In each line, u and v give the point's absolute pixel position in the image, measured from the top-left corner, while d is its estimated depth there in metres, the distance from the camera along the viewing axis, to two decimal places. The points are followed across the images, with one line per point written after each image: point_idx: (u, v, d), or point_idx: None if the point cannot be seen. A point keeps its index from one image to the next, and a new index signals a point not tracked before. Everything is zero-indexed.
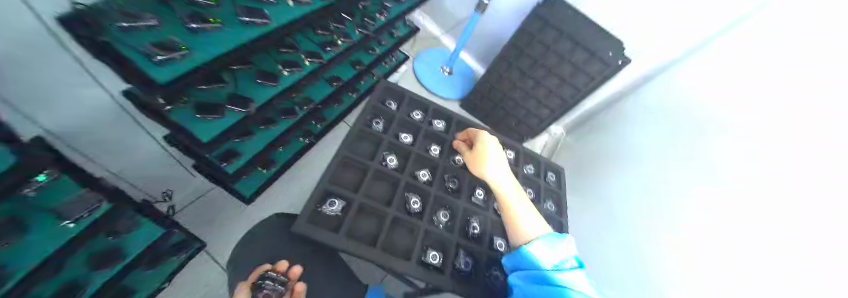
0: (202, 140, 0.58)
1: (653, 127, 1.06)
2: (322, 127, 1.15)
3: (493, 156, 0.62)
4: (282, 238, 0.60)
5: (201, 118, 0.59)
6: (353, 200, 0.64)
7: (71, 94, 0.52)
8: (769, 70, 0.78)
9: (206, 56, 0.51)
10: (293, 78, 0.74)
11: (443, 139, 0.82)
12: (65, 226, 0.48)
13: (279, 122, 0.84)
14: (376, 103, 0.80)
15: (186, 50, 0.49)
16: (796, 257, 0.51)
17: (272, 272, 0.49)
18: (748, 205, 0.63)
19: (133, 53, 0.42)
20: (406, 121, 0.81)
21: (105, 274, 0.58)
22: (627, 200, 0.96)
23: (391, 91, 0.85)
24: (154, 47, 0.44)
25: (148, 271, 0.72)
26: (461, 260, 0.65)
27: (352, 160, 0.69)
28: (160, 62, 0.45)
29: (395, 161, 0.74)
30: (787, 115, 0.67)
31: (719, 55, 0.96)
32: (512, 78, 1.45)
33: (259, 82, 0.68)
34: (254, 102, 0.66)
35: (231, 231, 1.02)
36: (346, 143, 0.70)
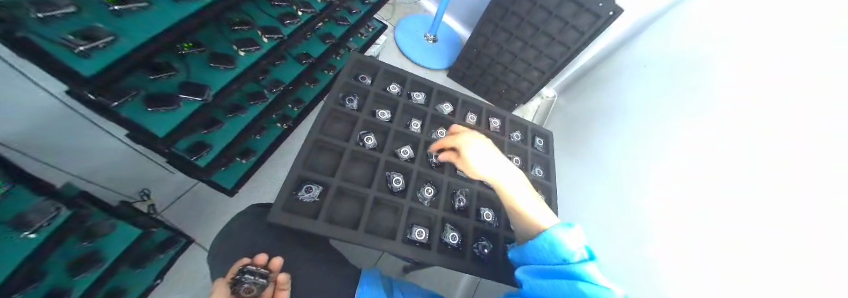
0: (159, 135, 0.55)
1: (650, 87, 0.98)
2: (299, 111, 1.09)
3: (477, 155, 0.58)
4: (261, 228, 0.59)
5: (151, 112, 0.54)
6: (330, 183, 0.61)
7: (13, 101, 0.47)
8: (776, 45, 0.64)
9: (135, 42, 0.45)
10: (250, 60, 0.69)
11: (423, 112, 0.78)
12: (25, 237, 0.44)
13: (249, 108, 0.79)
14: (348, 80, 0.75)
15: (114, 37, 0.43)
16: (799, 262, 0.40)
17: (251, 267, 0.48)
18: (745, 205, 0.51)
19: (53, 46, 0.36)
20: (382, 96, 0.76)
21: (87, 280, 0.57)
22: (616, 161, 0.93)
23: (364, 64, 0.79)
24: (78, 36, 0.38)
25: (137, 269, 0.72)
26: (448, 233, 0.64)
27: (327, 142, 0.66)
28: (85, 53, 0.39)
29: (374, 139, 0.70)
30: (784, 108, 0.55)
31: (726, 16, 0.83)
32: (499, 40, 1.36)
33: (212, 66, 0.62)
34: (211, 88, 0.61)
35: (221, 222, 1.01)
36: (319, 125, 0.66)
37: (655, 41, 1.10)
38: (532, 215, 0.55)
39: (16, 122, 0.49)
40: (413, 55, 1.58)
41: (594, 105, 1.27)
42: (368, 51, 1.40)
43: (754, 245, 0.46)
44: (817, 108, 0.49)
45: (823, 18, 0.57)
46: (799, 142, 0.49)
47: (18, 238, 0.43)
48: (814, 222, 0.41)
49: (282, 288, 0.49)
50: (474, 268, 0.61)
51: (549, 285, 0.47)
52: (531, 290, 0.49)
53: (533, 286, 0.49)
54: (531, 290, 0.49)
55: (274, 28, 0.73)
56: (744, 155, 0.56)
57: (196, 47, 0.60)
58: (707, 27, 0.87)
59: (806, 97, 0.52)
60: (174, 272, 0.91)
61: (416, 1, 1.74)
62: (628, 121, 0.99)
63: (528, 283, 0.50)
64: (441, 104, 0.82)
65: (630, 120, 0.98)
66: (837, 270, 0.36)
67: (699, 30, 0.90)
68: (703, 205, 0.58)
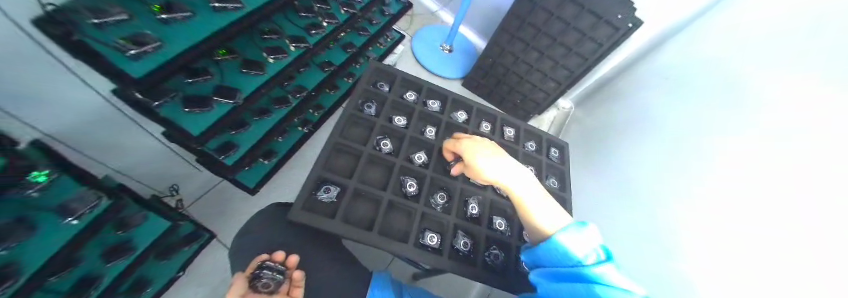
0: (194, 133, 0.59)
1: (666, 95, 0.98)
2: (319, 115, 1.14)
3: (484, 159, 0.59)
4: (279, 226, 0.62)
5: (188, 112, 0.58)
6: (347, 185, 0.63)
7: (65, 96, 0.51)
8: (786, 51, 0.63)
9: (177, 48, 0.50)
10: (277, 67, 0.73)
11: (438, 120, 0.79)
12: (68, 223, 0.48)
13: (274, 112, 0.84)
14: (367, 87, 0.78)
15: (159, 42, 0.47)
16: (795, 257, 0.40)
17: (268, 263, 0.50)
18: (747, 206, 0.51)
19: (105, 48, 0.40)
20: (399, 103, 0.78)
21: (117, 268, 0.61)
22: (632, 173, 0.91)
23: (381, 72, 0.82)
24: (127, 40, 0.43)
25: (162, 261, 0.76)
26: (460, 241, 0.64)
27: (345, 146, 0.69)
28: (133, 56, 0.43)
29: (390, 144, 0.72)
30: (786, 111, 0.55)
31: (741, 24, 0.82)
32: (515, 51, 1.37)
33: (243, 71, 0.67)
34: (241, 92, 0.66)
35: (240, 220, 1.06)
36: (338, 129, 0.69)
37: (672, 50, 1.09)
38: (537, 219, 0.54)
39: (64, 115, 0.54)
40: (429, 64, 1.62)
41: (612, 116, 1.24)
42: (386, 60, 1.44)
43: (754, 245, 0.46)
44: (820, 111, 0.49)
45: (829, 21, 0.57)
46: (799, 144, 0.49)
47: (62, 224, 0.48)
48: (814, 222, 0.41)
49: (297, 285, 0.51)
50: (486, 277, 0.60)
51: (565, 290, 0.47)
52: (546, 294, 0.49)
53: (548, 290, 0.49)
54: (546, 294, 0.49)
55: (299, 37, 0.77)
56: (752, 159, 0.56)
57: (230, 54, 0.65)
58: (726, 36, 0.86)
59: (810, 101, 0.52)
60: (194, 266, 0.95)
61: (434, 13, 1.79)
62: (645, 132, 0.97)
63: (543, 287, 0.50)
64: (456, 112, 0.83)
65: (647, 131, 0.97)
66: (836, 269, 0.35)
67: (716, 39, 0.89)
68: (709, 206, 0.58)
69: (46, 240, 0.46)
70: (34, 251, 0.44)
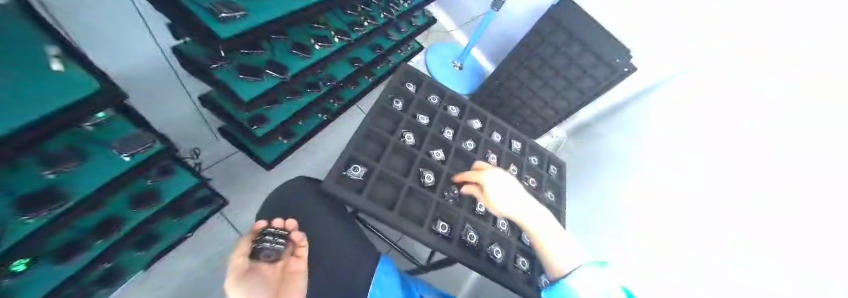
0: (244, 101, 0.54)
1: (653, 117, 0.94)
2: (356, 91, 1.00)
3: (500, 186, 0.52)
4: (306, 200, 0.64)
5: (242, 79, 0.54)
6: (374, 167, 0.59)
7: (166, 89, 0.63)
8: (687, 133, 0.78)
9: (259, 19, 0.46)
10: (329, 53, 0.67)
11: (457, 124, 0.72)
12: (122, 158, 0.42)
13: (305, 94, 0.74)
14: (396, 84, 0.70)
15: (245, 12, 0.45)
16: (683, 265, 0.57)
17: (265, 232, 0.52)
18: (679, 224, 0.62)
19: (199, 9, 0.40)
20: (425, 104, 0.70)
21: (143, 212, 0.54)
22: (609, 181, 0.91)
23: (411, 73, 0.73)
24: (218, 4, 0.41)
25: (176, 219, 0.67)
26: (495, 249, 0.60)
27: (375, 132, 0.63)
28: (224, 18, 0.41)
29: (413, 136, 0.66)
30: (723, 184, 0.60)
31: (674, 98, 0.90)
32: (519, 76, 1.11)
33: (294, 53, 0.61)
34: (291, 71, 0.59)
35: (245, 199, 0.88)
36: (370, 116, 0.63)
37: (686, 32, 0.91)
38: (550, 251, 0.49)
39: (167, 110, 0.67)
40: (443, 72, 1.28)
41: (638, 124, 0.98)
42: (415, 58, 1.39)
43: (697, 220, 0.60)
44: (781, 147, 0.56)
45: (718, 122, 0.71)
46: (791, 176, 0.51)
47: (115, 157, 0.41)
48: (789, 252, 0.45)
49: (301, 245, 0.55)
50: (485, 267, 0.56)
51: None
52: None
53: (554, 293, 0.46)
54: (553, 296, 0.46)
55: (359, 19, 0.76)
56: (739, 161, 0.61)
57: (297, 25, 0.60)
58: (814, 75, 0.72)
59: (809, 134, 0.53)
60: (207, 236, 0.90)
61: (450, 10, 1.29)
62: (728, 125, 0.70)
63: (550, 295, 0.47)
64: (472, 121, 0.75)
65: (632, 106, 1.06)
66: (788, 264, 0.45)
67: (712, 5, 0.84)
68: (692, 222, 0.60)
69: (95, 168, 0.39)
70: (82, 174, 0.38)
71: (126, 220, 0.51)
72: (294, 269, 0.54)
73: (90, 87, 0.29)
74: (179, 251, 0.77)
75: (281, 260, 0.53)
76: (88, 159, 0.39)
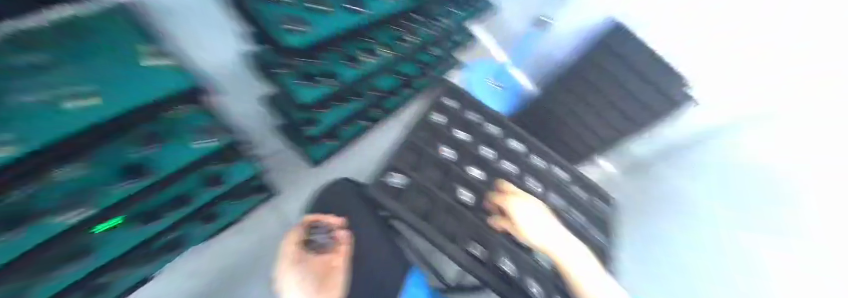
0: (301, 102, 0.59)
1: (733, 181, 0.99)
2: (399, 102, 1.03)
3: (527, 211, 0.54)
4: (348, 202, 0.67)
5: (299, 83, 0.59)
6: (412, 177, 0.60)
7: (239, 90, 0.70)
8: (736, 201, 0.95)
9: (322, 31, 0.47)
10: (376, 64, 0.69)
11: (497, 143, 0.71)
12: (196, 146, 0.48)
13: (352, 102, 0.78)
14: (438, 99, 0.73)
15: (311, 23, 0.46)
16: None
17: (317, 225, 0.56)
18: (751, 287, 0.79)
19: (271, 20, 0.42)
20: (465, 121, 0.72)
21: (210, 193, 0.60)
22: (683, 232, 1.00)
23: (454, 90, 0.75)
24: (288, 17, 0.43)
25: (234, 204, 0.73)
26: (532, 285, 0.54)
27: (416, 144, 0.65)
28: (289, 29, 0.43)
29: (451, 150, 0.67)
30: (755, 257, 0.83)
31: (738, 156, 1.01)
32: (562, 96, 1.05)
33: (346, 62, 0.64)
34: (340, 78, 0.63)
35: (289, 193, 0.94)
36: (412, 129, 0.67)
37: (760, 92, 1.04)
38: (581, 282, 0.47)
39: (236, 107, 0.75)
40: (480, 90, 1.17)
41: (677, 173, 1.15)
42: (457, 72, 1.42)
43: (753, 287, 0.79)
44: None
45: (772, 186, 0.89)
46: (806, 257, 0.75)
47: (192, 145, 0.47)
48: None
49: (343, 242, 0.56)
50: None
51: None
52: None
53: None
54: None
55: (403, 32, 0.77)
56: None
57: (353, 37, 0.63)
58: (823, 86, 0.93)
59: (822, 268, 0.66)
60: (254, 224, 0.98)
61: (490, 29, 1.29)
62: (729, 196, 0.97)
63: None
64: (512, 142, 0.73)
65: (696, 153, 1.14)
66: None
67: (794, 45, 0.98)
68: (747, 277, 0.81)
69: (174, 152, 0.45)
70: (162, 156, 0.44)
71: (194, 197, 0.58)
72: (333, 265, 0.53)
73: (178, 83, 0.35)
74: (229, 235, 0.84)
75: (327, 252, 0.53)
76: (169, 141, 0.44)
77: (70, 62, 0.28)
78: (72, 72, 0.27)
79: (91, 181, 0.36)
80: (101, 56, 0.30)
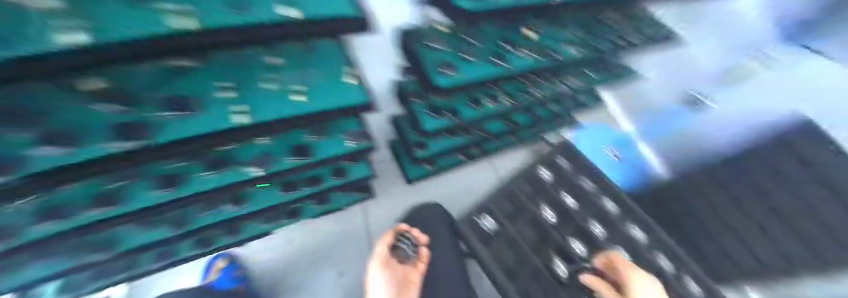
0: (424, 129, 0.66)
1: None
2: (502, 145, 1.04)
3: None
4: (440, 223, 0.76)
5: (428, 114, 0.67)
6: (507, 229, 0.68)
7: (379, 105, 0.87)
8: None
9: (465, 77, 0.53)
10: (496, 109, 0.72)
11: (611, 221, 0.62)
12: (343, 144, 0.61)
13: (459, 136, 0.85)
14: (551, 155, 0.70)
15: (456, 69, 0.52)
16: None
17: (405, 235, 0.68)
18: None
19: (428, 65, 0.51)
20: (576, 185, 0.66)
21: (335, 180, 0.74)
22: None
23: (569, 148, 0.70)
24: (441, 63, 0.52)
25: (345, 194, 0.87)
26: None
27: (517, 196, 0.69)
28: (441, 72, 0.51)
29: (555, 214, 0.66)
30: None
31: None
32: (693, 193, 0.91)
33: (470, 103, 0.69)
34: (462, 116, 0.68)
35: (382, 199, 1.05)
36: (516, 181, 0.70)
37: None
38: None
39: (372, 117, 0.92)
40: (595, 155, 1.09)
41: None
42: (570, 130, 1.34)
43: None
44: None
45: None
46: None
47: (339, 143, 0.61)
48: None
49: (422, 260, 0.67)
50: None
51: None
52: None
53: None
54: None
55: (530, 86, 0.76)
56: None
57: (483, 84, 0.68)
58: None
59: None
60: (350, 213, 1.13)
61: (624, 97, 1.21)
62: None
63: None
64: (635, 229, 0.61)
65: None
66: None
67: None
68: None
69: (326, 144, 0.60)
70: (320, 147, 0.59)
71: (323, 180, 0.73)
72: (412, 279, 0.65)
73: (351, 100, 0.48)
74: (330, 216, 1.00)
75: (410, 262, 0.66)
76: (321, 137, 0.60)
77: (307, 67, 0.49)
78: (306, 74, 0.48)
79: (275, 151, 0.57)
80: (316, 64, 0.50)
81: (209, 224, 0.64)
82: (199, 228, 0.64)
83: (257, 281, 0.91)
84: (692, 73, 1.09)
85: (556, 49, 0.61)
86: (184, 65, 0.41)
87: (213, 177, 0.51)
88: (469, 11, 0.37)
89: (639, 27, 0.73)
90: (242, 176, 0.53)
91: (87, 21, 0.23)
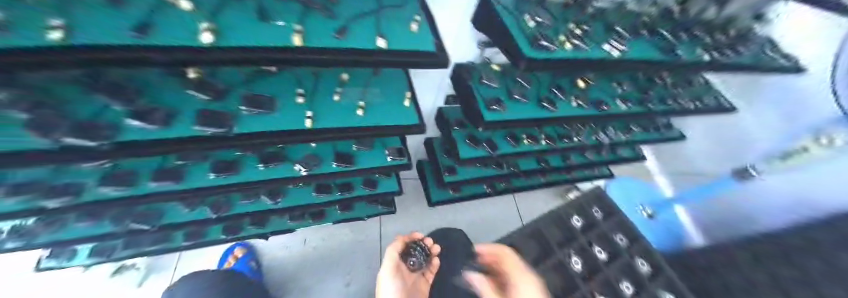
0: (461, 157, 0.66)
1: None
2: (528, 183, 1.05)
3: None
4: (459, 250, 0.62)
5: (466, 144, 0.68)
6: (529, 270, 0.56)
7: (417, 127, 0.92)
8: None
9: (512, 116, 0.54)
10: (533, 148, 0.73)
11: (642, 283, 0.57)
12: (384, 159, 0.65)
13: (490, 169, 0.86)
14: (583, 201, 0.68)
15: (506, 107, 0.54)
16: None
17: (417, 243, 0.68)
18: None
19: (480, 100, 0.53)
20: (606, 236, 0.63)
21: (364, 190, 0.78)
22: None
23: (603, 199, 0.69)
24: (492, 100, 0.54)
25: (369, 205, 0.90)
26: None
27: (543, 235, 0.61)
28: (491, 109, 0.53)
29: (582, 263, 0.59)
30: None
31: None
32: (749, 265, 0.75)
33: (507, 139, 0.70)
34: (499, 149, 0.68)
35: (402, 216, 1.06)
36: (543, 220, 0.63)
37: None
38: None
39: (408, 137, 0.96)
40: (628, 209, 1.14)
41: None
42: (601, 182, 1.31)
43: None
44: None
45: None
46: None
47: (379, 157, 0.66)
48: None
49: (432, 271, 0.66)
50: None
51: None
52: None
53: None
54: None
55: (573, 133, 0.77)
56: None
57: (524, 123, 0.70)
58: None
59: None
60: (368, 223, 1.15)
61: (671, 162, 1.29)
62: None
63: None
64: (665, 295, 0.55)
65: None
66: None
67: None
68: None
69: (368, 157, 0.65)
70: (362, 159, 0.64)
71: (355, 189, 0.77)
72: (422, 288, 0.66)
73: (406, 122, 0.51)
74: (349, 223, 1.03)
75: (421, 271, 0.66)
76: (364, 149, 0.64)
77: (373, 87, 0.53)
78: (372, 95, 0.52)
79: (320, 153, 0.62)
80: (381, 85, 0.54)
81: (247, 211, 0.69)
82: (237, 214, 0.68)
83: (267, 277, 0.92)
84: (750, 147, 1.00)
85: (605, 102, 0.62)
86: (269, 69, 0.48)
87: (265, 170, 0.57)
88: (533, 59, 0.38)
89: (689, 91, 0.74)
90: (289, 173, 0.58)
91: (220, 32, 0.29)
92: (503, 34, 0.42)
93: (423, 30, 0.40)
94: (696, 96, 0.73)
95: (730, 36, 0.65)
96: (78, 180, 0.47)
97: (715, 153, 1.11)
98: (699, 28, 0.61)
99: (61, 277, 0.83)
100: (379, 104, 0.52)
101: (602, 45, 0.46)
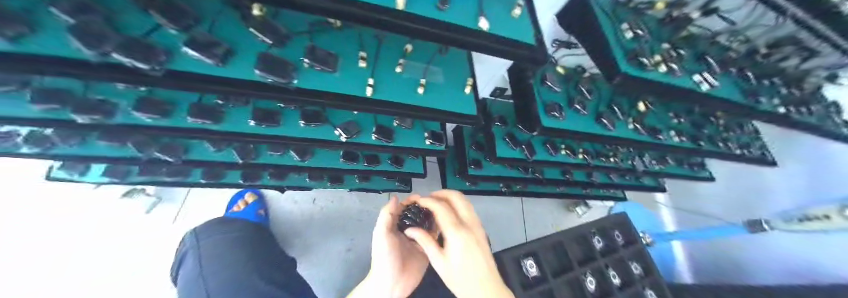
0: (498, 156, 0.65)
1: None
2: (543, 190, 1.05)
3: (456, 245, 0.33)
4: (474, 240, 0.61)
5: (505, 142, 0.66)
6: (546, 281, 0.57)
7: None
8: None
9: (569, 126, 0.52)
10: (569, 160, 0.72)
11: None
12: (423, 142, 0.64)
13: (515, 170, 0.85)
14: (605, 223, 0.69)
15: (565, 116, 0.51)
16: None
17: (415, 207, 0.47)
18: None
19: (541, 103, 0.51)
20: (623, 263, 0.65)
21: (389, 166, 0.77)
22: None
23: (627, 226, 0.71)
24: (552, 104, 0.51)
25: (387, 180, 0.90)
26: None
27: (563, 248, 0.62)
28: (551, 116, 0.50)
29: (595, 284, 0.61)
30: None
31: None
32: None
33: (546, 146, 0.69)
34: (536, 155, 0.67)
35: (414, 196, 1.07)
36: (565, 233, 0.64)
37: None
38: None
39: None
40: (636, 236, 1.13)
41: None
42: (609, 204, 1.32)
43: None
44: None
45: None
46: None
47: (418, 138, 0.64)
48: None
49: None
50: None
51: None
52: None
53: None
54: None
55: (610, 153, 0.76)
56: None
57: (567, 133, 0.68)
58: None
59: None
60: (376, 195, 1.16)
61: (682, 197, 1.29)
62: None
63: None
64: None
65: None
66: None
67: None
68: None
69: (407, 136, 0.63)
70: (401, 136, 0.62)
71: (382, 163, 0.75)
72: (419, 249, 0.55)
73: (464, 111, 0.49)
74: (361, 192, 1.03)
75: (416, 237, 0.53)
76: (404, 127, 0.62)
77: (434, 66, 0.51)
78: (434, 75, 0.50)
79: (361, 122, 0.60)
80: (443, 65, 0.52)
81: (272, 162, 0.68)
82: (263, 163, 0.67)
83: (275, 228, 0.93)
84: (767, 201, 1.01)
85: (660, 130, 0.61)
86: (335, 24, 0.44)
87: (304, 128, 0.55)
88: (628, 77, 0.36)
89: (738, 136, 0.72)
90: (329, 136, 0.57)
91: None
92: (597, 40, 0.39)
93: (521, 16, 0.37)
94: (745, 143, 0.72)
95: (804, 91, 0.62)
96: (111, 99, 0.44)
97: (729, 199, 1.12)
98: (775, 76, 0.58)
99: (66, 265, 0.78)
100: (439, 85, 0.49)
101: (691, 74, 0.44)
